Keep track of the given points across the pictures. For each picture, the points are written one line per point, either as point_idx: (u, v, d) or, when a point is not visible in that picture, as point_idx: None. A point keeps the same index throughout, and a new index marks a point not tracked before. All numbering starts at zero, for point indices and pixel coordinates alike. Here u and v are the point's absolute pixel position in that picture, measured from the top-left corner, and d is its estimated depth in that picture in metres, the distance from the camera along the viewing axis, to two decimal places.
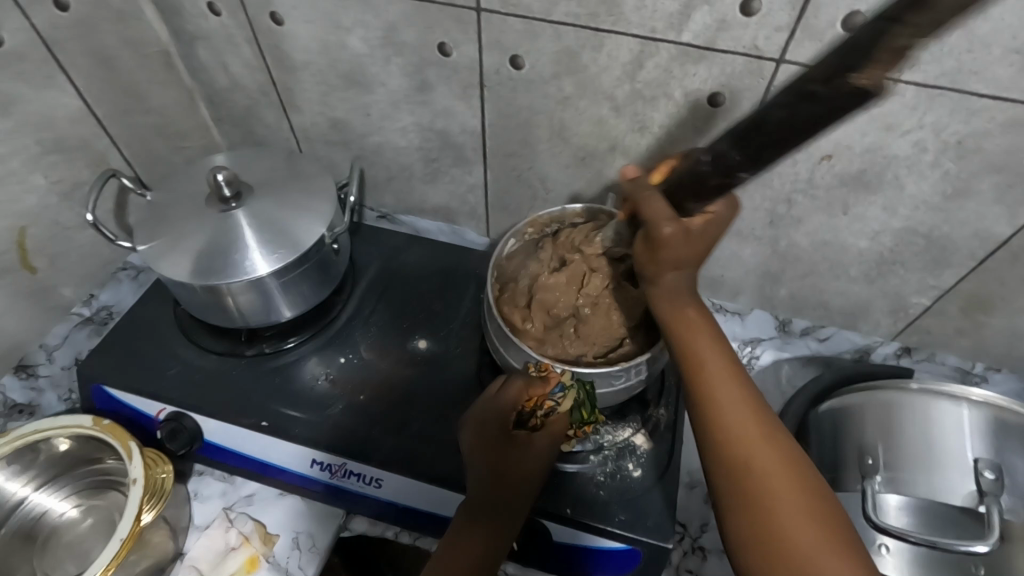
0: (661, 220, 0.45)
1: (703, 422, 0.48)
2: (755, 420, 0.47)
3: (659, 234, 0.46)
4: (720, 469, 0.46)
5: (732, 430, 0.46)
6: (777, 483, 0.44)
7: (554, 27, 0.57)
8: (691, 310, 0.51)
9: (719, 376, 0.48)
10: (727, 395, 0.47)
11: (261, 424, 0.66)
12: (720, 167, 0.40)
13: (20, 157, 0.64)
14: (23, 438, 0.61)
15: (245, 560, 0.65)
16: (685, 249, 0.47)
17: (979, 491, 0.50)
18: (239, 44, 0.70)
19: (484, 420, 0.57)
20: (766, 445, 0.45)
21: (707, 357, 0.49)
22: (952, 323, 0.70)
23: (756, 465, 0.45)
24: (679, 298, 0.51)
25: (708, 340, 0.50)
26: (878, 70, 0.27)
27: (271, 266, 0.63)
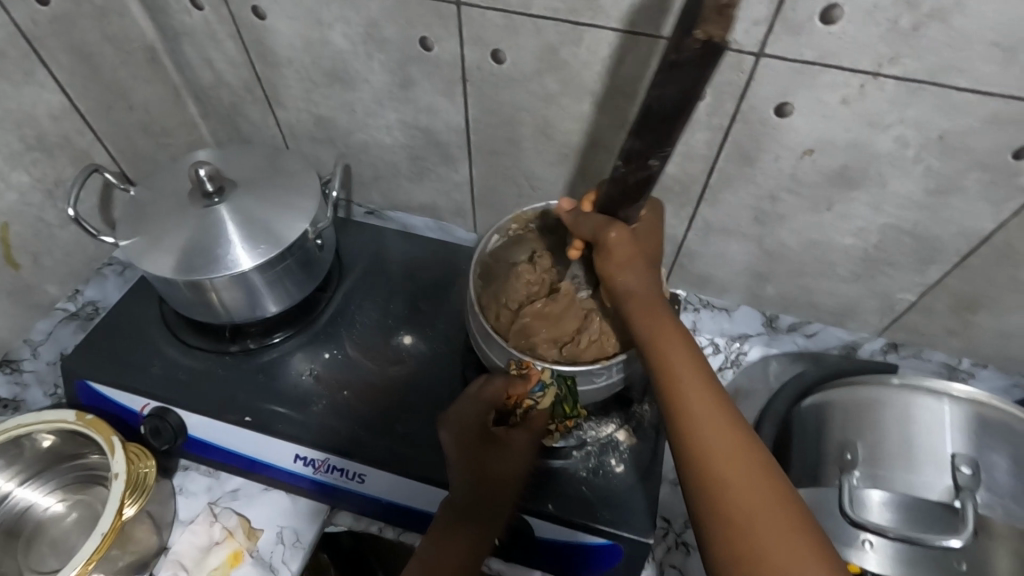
0: (604, 226, 0.51)
1: (677, 437, 0.46)
2: (734, 437, 0.44)
3: (606, 239, 0.51)
4: (695, 484, 0.44)
5: (707, 444, 0.44)
6: (754, 499, 0.42)
7: (534, 22, 0.57)
8: (662, 322, 0.51)
9: (694, 390, 0.47)
10: (702, 408, 0.46)
11: (245, 420, 0.66)
12: (631, 161, 0.43)
13: (1, 153, 0.64)
14: (5, 434, 0.61)
15: (228, 555, 0.65)
16: (634, 250, 0.51)
17: (955, 486, 0.50)
18: (222, 40, 0.70)
19: (464, 421, 0.57)
20: (743, 461, 0.43)
21: (682, 369, 0.48)
22: (939, 320, 0.70)
23: (733, 481, 0.43)
24: (650, 310, 0.51)
25: (683, 353, 0.49)
26: (710, 27, 0.31)
27: (253, 261, 0.63)
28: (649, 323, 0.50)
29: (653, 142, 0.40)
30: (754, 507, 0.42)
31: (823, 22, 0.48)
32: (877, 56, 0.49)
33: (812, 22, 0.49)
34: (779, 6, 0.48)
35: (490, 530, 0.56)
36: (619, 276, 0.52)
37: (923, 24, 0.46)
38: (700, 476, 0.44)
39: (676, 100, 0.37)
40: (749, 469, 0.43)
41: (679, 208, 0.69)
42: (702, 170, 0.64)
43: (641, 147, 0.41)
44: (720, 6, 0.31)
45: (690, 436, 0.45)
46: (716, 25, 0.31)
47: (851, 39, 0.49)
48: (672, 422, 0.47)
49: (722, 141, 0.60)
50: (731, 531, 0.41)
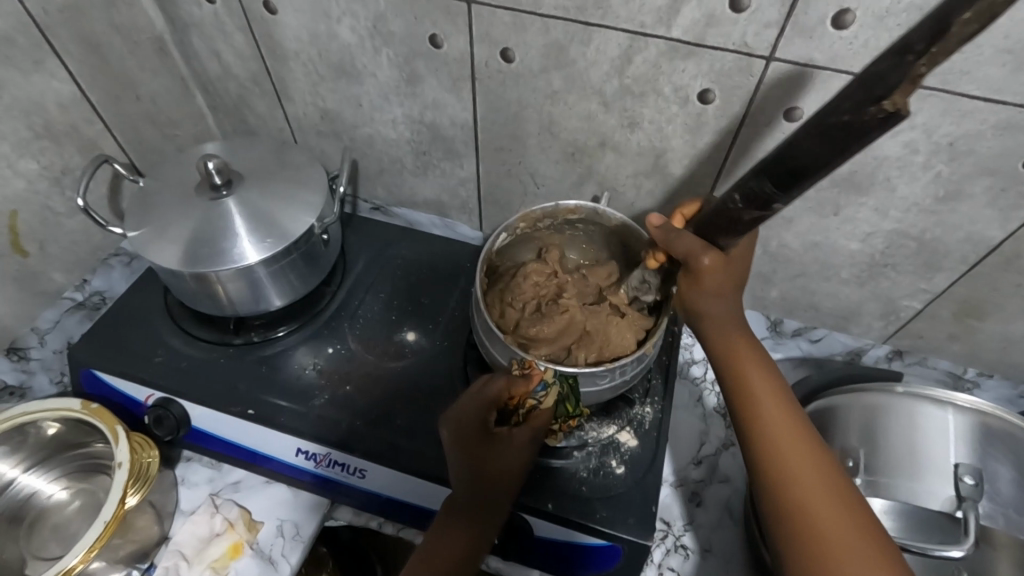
0: (695, 255, 0.50)
1: (750, 439, 0.49)
2: (793, 431, 0.48)
3: (697, 265, 0.50)
4: (763, 481, 0.47)
5: (779, 446, 0.47)
6: (819, 494, 0.45)
7: (543, 20, 0.57)
8: (740, 341, 0.52)
9: (760, 388, 0.50)
10: (769, 410, 0.49)
11: (248, 412, 0.67)
12: (754, 203, 0.43)
13: (9, 141, 0.64)
14: (11, 420, 0.62)
15: (229, 547, 0.65)
16: (725, 279, 0.50)
17: (957, 496, 0.49)
18: (231, 33, 0.70)
19: (465, 417, 0.56)
20: (811, 460, 0.47)
21: (754, 377, 0.50)
22: (944, 328, 0.70)
23: (796, 475, 0.46)
24: (731, 329, 0.52)
25: (756, 363, 0.51)
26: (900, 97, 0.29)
27: (260, 254, 0.63)
28: (727, 344, 0.52)
29: (785, 188, 0.39)
30: (821, 501, 0.45)
31: (835, 25, 0.48)
32: None
33: (823, 25, 0.48)
34: (790, 8, 0.48)
35: (494, 520, 0.57)
36: (701, 296, 0.51)
37: None
38: (768, 473, 0.47)
39: (826, 157, 0.35)
40: (814, 469, 0.46)
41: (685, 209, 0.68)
42: (709, 172, 0.63)
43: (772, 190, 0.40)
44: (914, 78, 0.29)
45: (762, 437, 0.48)
46: (904, 92, 0.29)
47: (861, 42, 0.48)
48: (746, 425, 0.49)
49: (730, 142, 0.60)
50: (797, 525, 0.44)
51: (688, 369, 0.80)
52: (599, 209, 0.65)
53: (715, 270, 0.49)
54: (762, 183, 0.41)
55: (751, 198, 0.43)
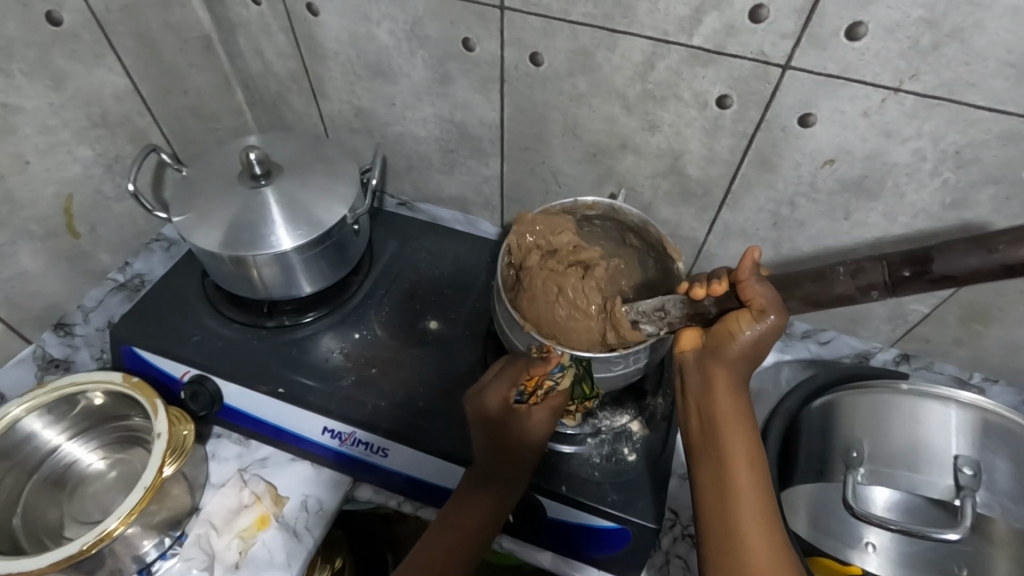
0: (768, 306, 0.47)
1: (714, 486, 0.49)
2: (756, 484, 0.48)
3: (765, 316, 0.48)
4: (714, 523, 0.48)
5: (742, 499, 0.48)
6: (761, 546, 0.46)
7: (571, 27, 0.60)
8: (736, 396, 0.52)
9: (738, 440, 0.50)
10: (738, 461, 0.49)
11: (277, 391, 0.70)
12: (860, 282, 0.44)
13: (69, 128, 0.68)
14: (60, 390, 0.66)
15: (257, 518, 0.69)
16: (768, 340, 0.49)
17: (957, 485, 0.52)
18: (274, 33, 0.75)
19: (482, 398, 0.59)
20: (762, 514, 0.47)
21: (737, 436, 0.50)
22: (950, 333, 0.72)
23: (747, 527, 0.47)
24: (733, 386, 0.52)
25: (740, 417, 0.51)
26: None
27: (295, 242, 0.67)
28: (727, 397, 0.51)
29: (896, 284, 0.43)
30: (765, 554, 0.46)
31: (849, 36, 0.51)
32: (897, 72, 0.51)
33: (837, 37, 0.51)
34: (807, 20, 0.51)
35: (501, 498, 0.59)
36: (739, 344, 0.49)
37: (943, 42, 0.49)
38: (723, 520, 0.48)
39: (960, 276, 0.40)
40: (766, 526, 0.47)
41: (700, 210, 0.71)
42: (724, 174, 0.66)
43: (890, 277, 0.43)
44: None
45: (728, 489, 0.48)
46: None
47: (872, 54, 0.51)
48: (716, 475, 0.49)
49: (748, 146, 0.62)
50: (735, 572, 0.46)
51: None
52: (618, 207, 0.68)
53: (772, 328, 0.48)
54: (876, 267, 0.43)
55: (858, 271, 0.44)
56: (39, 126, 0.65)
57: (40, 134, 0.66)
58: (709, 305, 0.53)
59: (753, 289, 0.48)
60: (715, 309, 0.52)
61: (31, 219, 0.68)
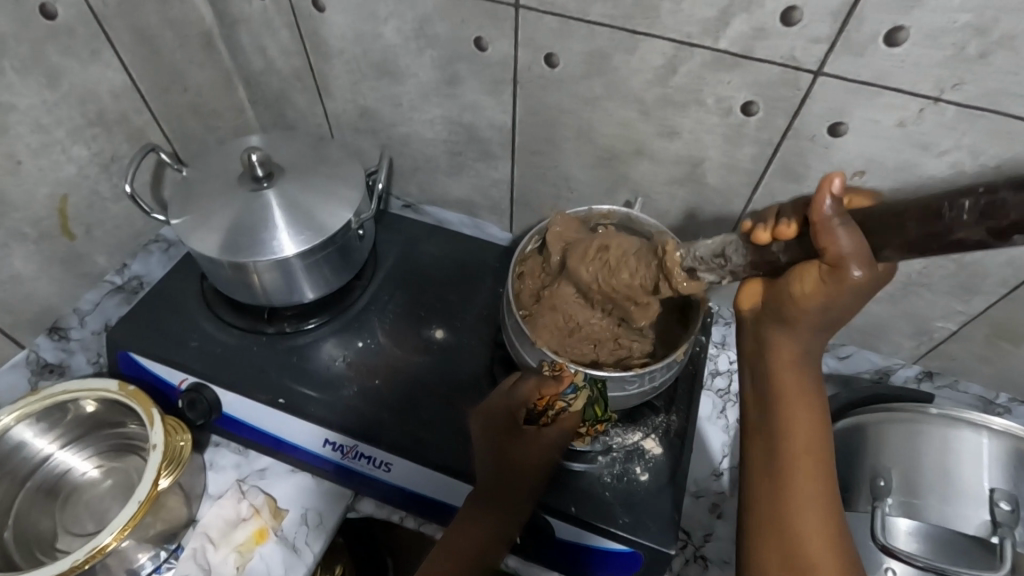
0: (851, 258, 0.38)
1: (769, 468, 0.46)
2: (818, 471, 0.45)
3: (845, 273, 0.38)
4: (767, 508, 0.45)
5: (799, 490, 0.45)
6: (816, 537, 0.43)
7: (589, 27, 0.57)
8: (805, 373, 0.47)
9: (804, 423, 0.46)
10: (801, 445, 0.46)
11: (278, 401, 0.68)
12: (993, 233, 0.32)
13: (64, 127, 0.65)
14: (53, 398, 0.64)
15: (254, 532, 0.66)
16: (851, 299, 0.40)
17: (993, 521, 0.49)
18: (278, 29, 0.72)
19: (492, 410, 0.58)
20: (821, 505, 0.44)
21: (801, 425, 0.46)
22: (977, 351, 0.69)
23: (803, 514, 0.44)
24: (800, 364, 0.47)
25: (807, 398, 0.46)
26: None
27: (297, 248, 0.65)
28: (795, 373, 0.47)
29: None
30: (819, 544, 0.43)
31: (887, 42, 0.48)
32: (937, 81, 0.48)
33: (874, 43, 0.48)
34: (842, 24, 0.48)
35: (502, 523, 0.56)
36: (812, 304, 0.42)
37: (990, 50, 0.46)
38: (776, 505, 0.45)
39: None
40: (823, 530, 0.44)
41: (718, 219, 0.68)
42: (745, 183, 0.63)
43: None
44: None
45: (782, 483, 0.45)
46: None
47: (909, 61, 0.48)
48: (774, 460, 0.46)
49: (771, 155, 0.59)
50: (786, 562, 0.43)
51: (713, 379, 0.80)
52: (633, 216, 0.65)
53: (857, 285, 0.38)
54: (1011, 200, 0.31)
55: (986, 211, 0.30)
56: (33, 124, 0.63)
57: (33, 133, 0.63)
58: (778, 253, 0.45)
59: (832, 235, 0.38)
60: (786, 256, 0.44)
61: (24, 221, 0.66)
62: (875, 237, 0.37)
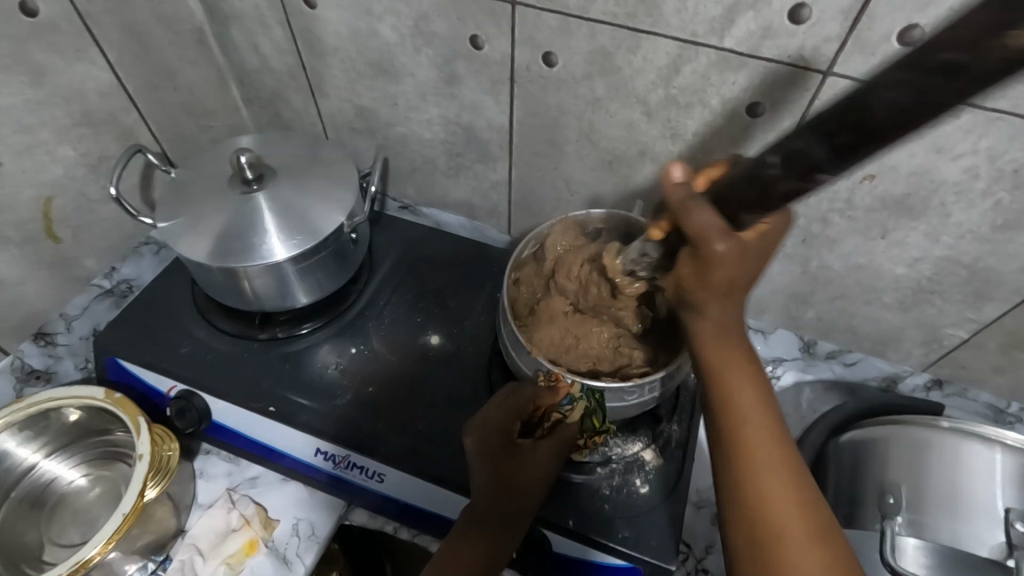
0: (711, 236, 0.38)
1: (722, 452, 0.43)
2: (772, 444, 0.43)
3: (709, 253, 0.38)
4: (731, 496, 0.43)
5: (757, 472, 0.42)
6: (788, 516, 0.41)
7: (589, 25, 0.55)
8: (734, 340, 0.44)
9: (745, 398, 0.43)
10: (746, 421, 0.43)
11: (269, 409, 0.66)
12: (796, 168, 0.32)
13: (49, 127, 0.64)
14: (36, 406, 0.62)
15: (245, 543, 0.65)
16: (739, 269, 0.39)
17: (1009, 543, 0.46)
18: (270, 26, 0.70)
19: (486, 427, 0.55)
20: (785, 481, 0.42)
21: (749, 414, 0.43)
22: (990, 360, 0.67)
23: (770, 497, 0.41)
24: (726, 335, 0.43)
25: (740, 367, 0.44)
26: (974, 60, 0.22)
27: (288, 252, 0.63)
28: (723, 343, 0.43)
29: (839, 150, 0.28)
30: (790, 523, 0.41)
31: (901, 41, 0.46)
32: None
33: (888, 42, 0.46)
34: (853, 22, 0.46)
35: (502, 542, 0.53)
36: (704, 287, 0.40)
37: None
38: (737, 491, 0.42)
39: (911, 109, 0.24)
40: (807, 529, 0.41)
41: None
42: None
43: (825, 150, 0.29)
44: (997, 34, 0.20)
45: (752, 488, 0.42)
46: None
47: None
48: (726, 443, 0.43)
49: None
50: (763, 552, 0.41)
51: None
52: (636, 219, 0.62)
53: (729, 259, 0.38)
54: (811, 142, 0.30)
55: (795, 156, 0.32)
56: (15, 125, 0.61)
57: (17, 134, 0.61)
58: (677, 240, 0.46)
59: (688, 216, 0.39)
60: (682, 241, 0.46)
61: (9, 224, 0.64)
62: (735, 202, 0.38)
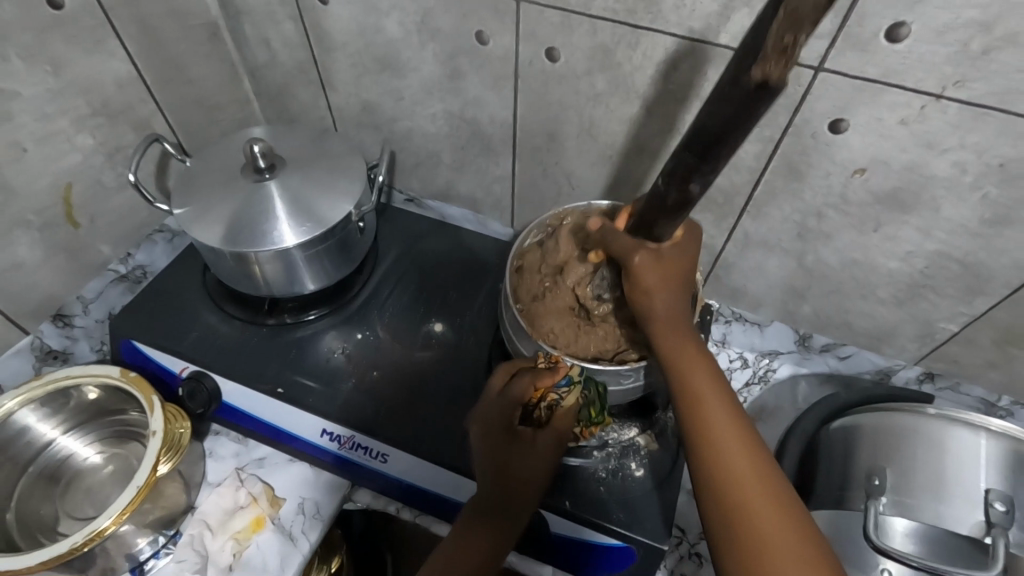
0: (628, 250, 0.49)
1: (689, 437, 0.48)
2: (732, 426, 0.47)
3: (631, 264, 0.49)
4: (701, 476, 0.47)
5: (720, 450, 0.46)
6: (752, 489, 0.44)
7: (590, 22, 0.57)
8: (687, 339, 0.51)
9: (704, 387, 0.49)
10: (707, 405, 0.48)
11: (277, 390, 0.69)
12: (672, 186, 0.40)
13: (68, 116, 0.67)
14: (55, 383, 0.65)
15: (252, 520, 0.67)
16: (661, 275, 0.50)
17: (987, 522, 0.47)
18: (282, 22, 0.72)
19: (488, 418, 0.59)
20: (747, 460, 0.46)
21: (710, 405, 0.48)
22: (982, 354, 0.68)
23: (736, 473, 0.45)
24: (678, 335, 0.51)
25: (696, 361, 0.50)
26: (770, 67, 0.28)
27: (297, 238, 0.65)
28: (676, 341, 0.51)
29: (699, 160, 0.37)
30: (753, 494, 0.44)
31: (888, 39, 0.47)
32: (942, 77, 0.48)
33: (876, 39, 0.48)
34: (843, 20, 0.48)
35: (506, 528, 0.57)
36: (642, 295, 0.50)
37: (994, 47, 0.45)
38: (704, 472, 0.46)
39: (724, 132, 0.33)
40: (778, 513, 0.44)
41: (719, 217, 0.69)
42: (746, 182, 0.63)
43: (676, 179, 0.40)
44: (783, 47, 0.27)
45: (723, 477, 0.45)
46: (772, 63, 0.28)
47: (914, 58, 0.48)
48: (691, 427, 0.48)
49: (772, 152, 0.59)
50: (734, 524, 0.44)
51: None
52: None
53: (647, 267, 0.49)
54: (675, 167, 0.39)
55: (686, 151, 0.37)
56: (38, 114, 0.64)
57: (38, 123, 0.64)
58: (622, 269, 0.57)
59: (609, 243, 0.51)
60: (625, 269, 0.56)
61: (28, 209, 0.67)
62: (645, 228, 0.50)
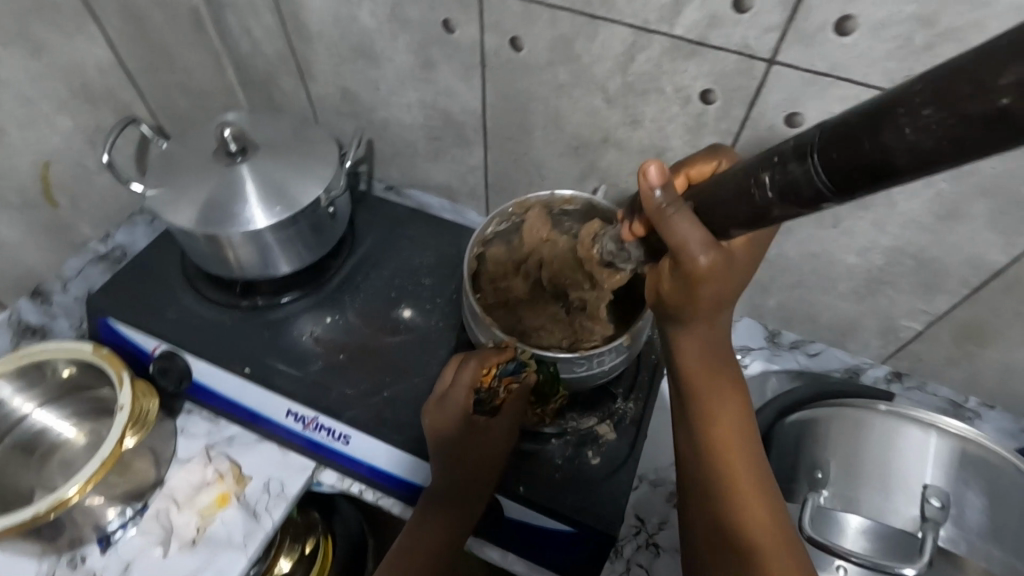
0: (693, 244, 0.39)
1: (699, 447, 0.47)
2: (740, 437, 0.47)
3: (692, 264, 0.39)
4: (706, 484, 0.46)
5: (728, 462, 0.46)
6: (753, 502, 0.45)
7: (550, 12, 0.57)
8: (715, 350, 0.48)
9: (722, 400, 0.47)
10: (721, 416, 0.47)
11: (245, 370, 0.70)
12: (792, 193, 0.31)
13: (49, 99, 0.68)
14: (29, 357, 0.66)
15: (217, 496, 0.69)
16: (725, 277, 0.41)
17: (921, 516, 0.49)
18: (261, 12, 0.73)
19: (444, 408, 0.59)
20: (749, 471, 0.46)
21: (724, 416, 0.47)
22: (946, 353, 0.67)
23: (739, 487, 0.45)
24: (709, 346, 0.47)
25: (721, 372, 0.48)
26: None
27: (268, 221, 0.66)
28: (702, 348, 0.47)
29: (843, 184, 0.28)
30: (751, 507, 0.44)
31: (835, 32, 0.47)
32: (889, 73, 0.48)
33: (823, 32, 0.48)
34: (791, 12, 0.48)
35: (459, 522, 0.59)
36: (691, 296, 0.42)
37: (935, 42, 0.45)
38: (709, 480, 0.46)
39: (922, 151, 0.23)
40: (770, 520, 0.44)
41: None
42: None
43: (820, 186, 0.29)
44: None
45: (722, 482, 0.46)
46: None
47: (859, 52, 0.48)
48: (703, 435, 0.47)
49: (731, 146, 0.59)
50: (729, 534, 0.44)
51: None
52: (599, 200, 0.63)
53: (714, 269, 0.39)
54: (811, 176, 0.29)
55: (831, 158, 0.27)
56: (18, 95, 0.66)
57: (19, 105, 0.66)
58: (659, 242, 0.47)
59: (671, 226, 0.38)
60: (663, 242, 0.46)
61: (9, 189, 0.70)
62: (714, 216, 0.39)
